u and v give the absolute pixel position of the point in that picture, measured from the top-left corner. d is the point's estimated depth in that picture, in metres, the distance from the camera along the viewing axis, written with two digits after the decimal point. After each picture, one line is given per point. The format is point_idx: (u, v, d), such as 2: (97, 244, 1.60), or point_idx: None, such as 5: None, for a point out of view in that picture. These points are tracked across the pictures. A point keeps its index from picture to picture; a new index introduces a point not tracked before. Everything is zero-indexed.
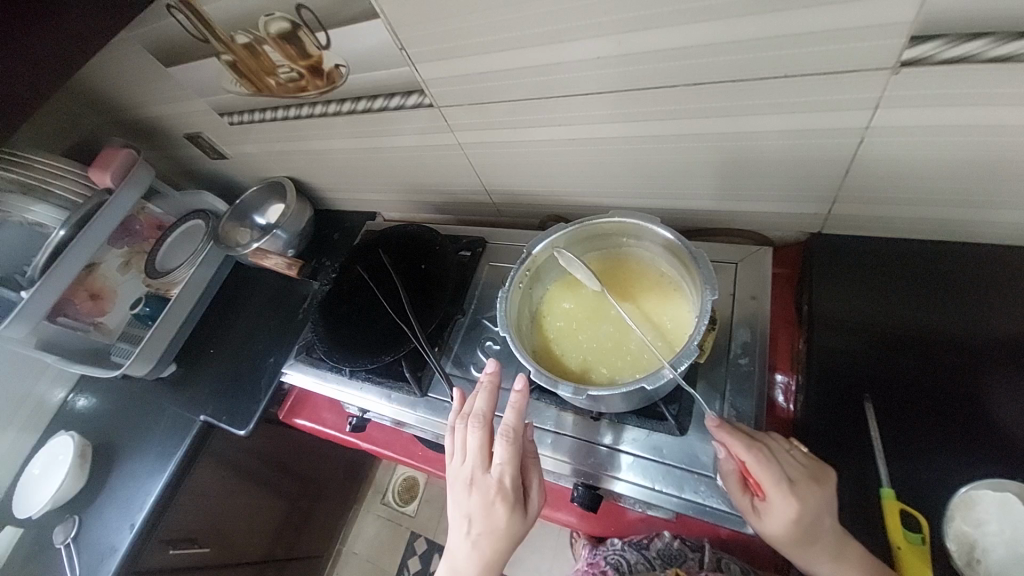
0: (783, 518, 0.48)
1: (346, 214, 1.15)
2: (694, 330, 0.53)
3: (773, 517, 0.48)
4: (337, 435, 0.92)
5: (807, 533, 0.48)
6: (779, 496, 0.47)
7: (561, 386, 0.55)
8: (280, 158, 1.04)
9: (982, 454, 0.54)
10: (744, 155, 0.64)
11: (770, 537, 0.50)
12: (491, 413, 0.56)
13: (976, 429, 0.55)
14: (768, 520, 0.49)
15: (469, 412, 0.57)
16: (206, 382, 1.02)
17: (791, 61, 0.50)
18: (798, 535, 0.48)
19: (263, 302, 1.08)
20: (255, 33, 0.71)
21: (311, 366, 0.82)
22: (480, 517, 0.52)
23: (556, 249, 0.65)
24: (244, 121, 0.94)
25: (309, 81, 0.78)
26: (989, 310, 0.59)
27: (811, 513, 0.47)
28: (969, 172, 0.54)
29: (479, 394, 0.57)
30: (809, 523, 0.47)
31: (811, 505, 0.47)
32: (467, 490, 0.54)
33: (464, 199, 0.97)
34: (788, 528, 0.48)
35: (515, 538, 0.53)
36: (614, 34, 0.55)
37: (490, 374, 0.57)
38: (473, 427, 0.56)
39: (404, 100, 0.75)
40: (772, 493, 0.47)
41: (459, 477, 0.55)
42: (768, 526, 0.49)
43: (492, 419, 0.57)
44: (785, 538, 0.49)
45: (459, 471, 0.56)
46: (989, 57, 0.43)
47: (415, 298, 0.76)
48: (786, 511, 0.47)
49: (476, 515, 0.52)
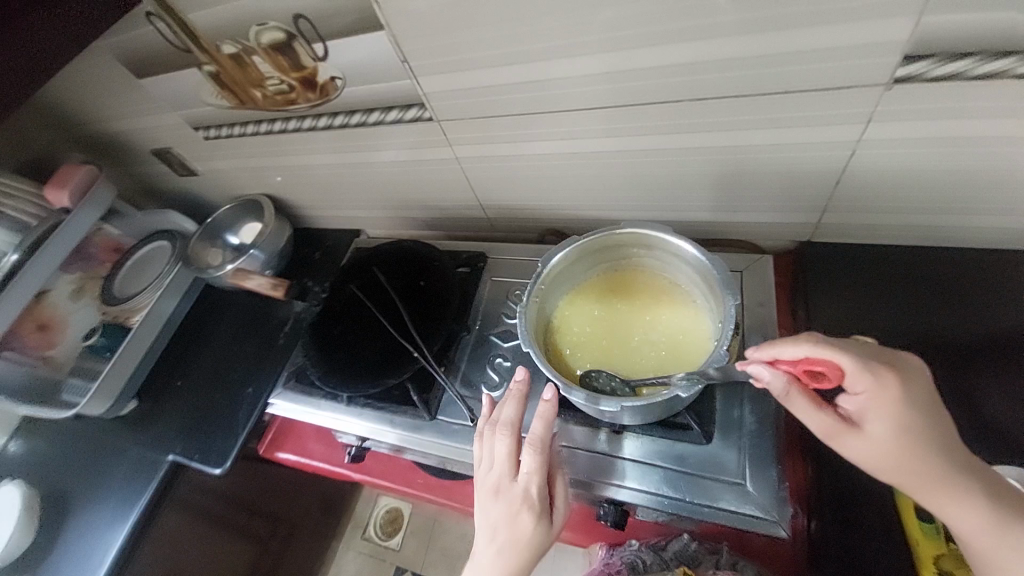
0: (890, 408, 0.44)
1: (327, 232, 1.10)
2: (721, 337, 0.53)
3: (879, 412, 0.44)
4: (325, 467, 0.85)
5: (917, 429, 0.44)
6: (873, 378, 0.44)
7: (574, 390, 0.54)
8: (258, 174, 0.99)
9: (980, 447, 0.57)
10: (744, 167, 0.67)
11: (882, 452, 0.45)
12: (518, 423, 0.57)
13: (978, 427, 0.57)
14: (874, 420, 0.45)
15: (497, 419, 0.58)
16: (175, 418, 0.92)
17: (789, 77, 0.54)
18: (915, 428, 0.44)
19: (240, 326, 1.00)
20: (244, 43, 0.68)
21: (303, 393, 0.76)
22: (506, 526, 0.51)
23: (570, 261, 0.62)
24: (221, 136, 0.89)
25: (301, 93, 0.75)
26: (968, 310, 0.64)
27: (915, 392, 0.44)
28: (949, 181, 0.58)
29: (507, 402, 0.59)
30: (919, 410, 0.44)
31: (912, 385, 0.44)
32: (494, 497, 0.53)
33: (455, 215, 0.95)
34: (897, 424, 0.44)
35: (540, 551, 0.52)
36: (622, 50, 0.57)
37: (520, 382, 0.59)
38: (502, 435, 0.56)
39: (401, 114, 0.74)
40: (868, 376, 0.44)
41: (485, 486, 0.55)
42: (880, 432, 0.45)
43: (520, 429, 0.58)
44: (902, 443, 0.44)
45: (486, 480, 0.55)
46: (974, 74, 0.47)
47: (419, 315, 0.72)
48: (893, 395, 0.44)
49: (500, 524, 0.52)
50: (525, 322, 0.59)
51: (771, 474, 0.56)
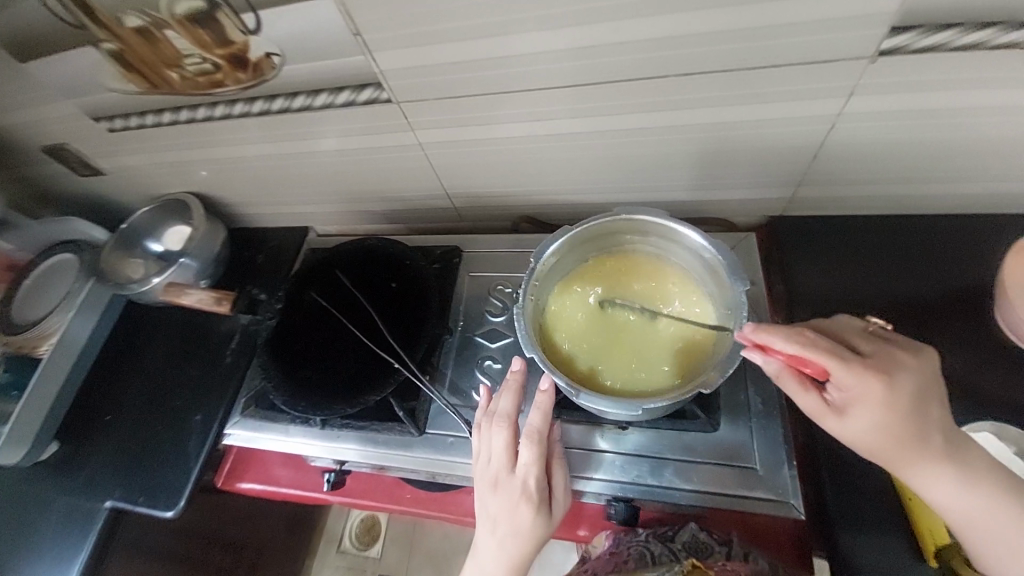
0: (870, 402, 0.45)
1: (269, 232, 0.98)
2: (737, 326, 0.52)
3: (860, 405, 0.45)
4: (298, 494, 0.76)
5: (897, 421, 0.45)
6: (850, 375, 0.45)
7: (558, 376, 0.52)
8: (181, 169, 0.86)
9: (961, 403, 0.59)
10: (726, 144, 0.65)
11: (863, 438, 0.46)
12: (516, 414, 0.54)
13: (957, 386, 0.60)
14: (856, 412, 0.46)
15: (494, 410, 0.56)
16: (110, 457, 0.80)
17: (778, 51, 0.52)
18: (897, 421, 0.45)
19: (177, 344, 0.88)
20: (153, 14, 0.58)
21: (269, 420, 0.68)
22: (506, 517, 0.51)
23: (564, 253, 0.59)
24: (130, 127, 0.76)
25: (229, 74, 0.65)
26: (932, 271, 0.67)
27: (899, 390, 0.45)
28: (915, 153, 0.60)
29: (503, 394, 0.55)
30: (903, 405, 0.45)
31: (896, 382, 0.45)
32: (492, 490, 0.52)
33: (419, 206, 0.87)
34: (877, 419, 0.45)
35: (540, 540, 0.51)
36: (607, 21, 0.52)
37: (516, 373, 0.55)
38: (497, 427, 0.54)
39: (354, 96, 0.65)
40: (850, 372, 0.45)
41: (483, 478, 0.53)
42: (862, 424, 0.46)
43: (518, 420, 0.55)
44: (882, 433, 0.45)
45: (483, 472, 0.53)
46: (954, 46, 0.48)
47: (397, 322, 0.66)
48: (876, 391, 0.44)
49: (499, 516, 0.51)
50: (524, 324, 0.55)
51: (781, 455, 0.56)
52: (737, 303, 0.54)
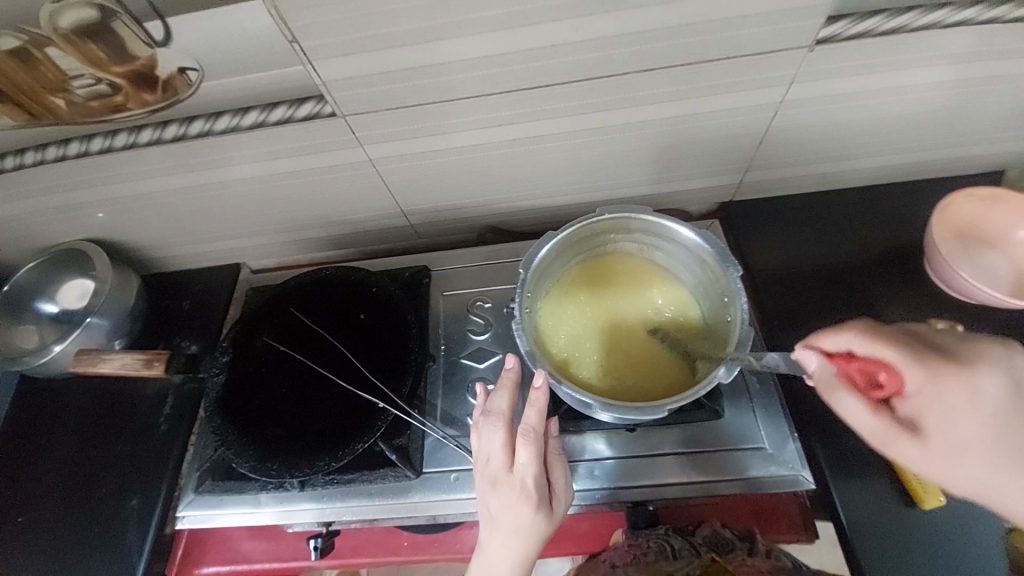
0: (950, 404, 0.42)
1: (194, 274, 0.86)
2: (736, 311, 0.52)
3: (939, 412, 0.43)
4: (273, 568, 0.67)
5: (981, 425, 0.42)
6: (925, 372, 0.43)
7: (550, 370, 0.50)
8: (74, 213, 0.73)
9: None
10: (682, 137, 0.66)
11: (941, 455, 0.43)
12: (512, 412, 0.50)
13: None
14: (935, 425, 0.43)
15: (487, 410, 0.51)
16: (22, 571, 0.65)
17: (731, 42, 0.54)
18: (982, 432, 0.42)
19: (95, 418, 0.73)
20: (32, 31, 0.48)
21: (234, 492, 0.59)
22: (503, 520, 0.47)
23: (554, 256, 0.57)
24: (3, 168, 0.63)
25: (132, 95, 0.55)
26: (867, 237, 0.73)
27: (974, 386, 0.43)
28: (843, 132, 0.66)
29: (498, 391, 0.52)
30: (987, 411, 0.42)
31: (971, 379, 0.43)
32: (489, 490, 0.48)
33: (372, 227, 0.81)
34: (958, 421, 0.42)
35: (542, 540, 0.48)
36: (571, 19, 0.50)
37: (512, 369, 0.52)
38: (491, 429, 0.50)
39: (293, 111, 0.58)
40: (928, 376, 0.43)
41: (480, 480, 0.50)
42: (946, 437, 0.42)
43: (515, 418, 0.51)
44: (960, 447, 0.42)
45: (481, 472, 0.49)
46: (880, 31, 0.53)
47: (375, 356, 0.60)
48: (960, 394, 0.42)
49: (496, 517, 0.47)
50: (527, 339, 0.52)
51: (784, 430, 0.59)
52: (733, 289, 0.54)
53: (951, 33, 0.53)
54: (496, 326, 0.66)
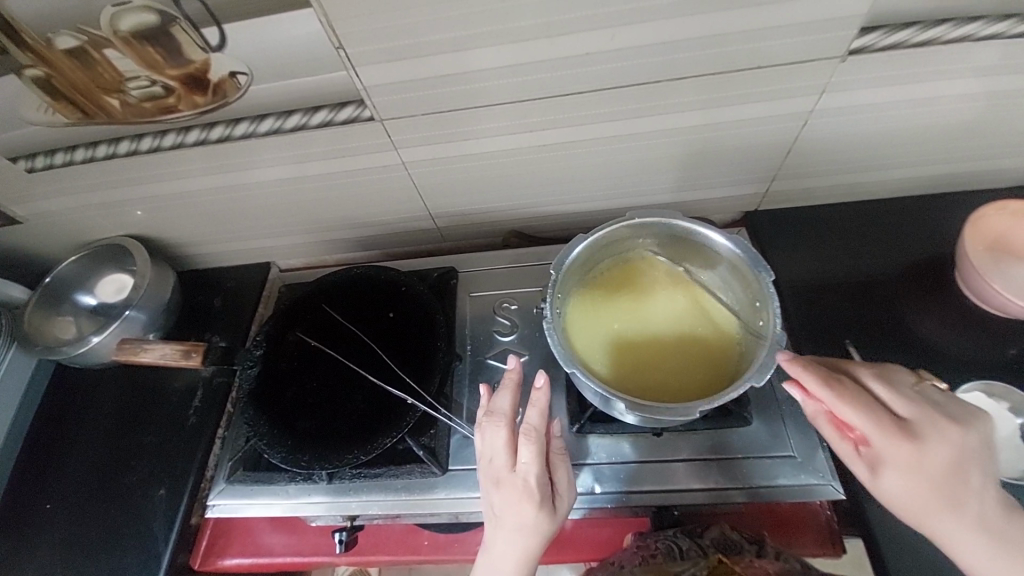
0: (898, 464, 0.44)
1: (225, 272, 0.88)
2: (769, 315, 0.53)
3: (889, 467, 0.45)
4: (292, 561, 0.68)
5: (931, 484, 0.44)
6: (887, 438, 0.44)
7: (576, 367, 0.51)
8: (117, 210, 0.76)
9: (948, 369, 0.64)
10: (708, 145, 0.67)
11: (883, 492, 0.46)
12: (515, 411, 0.50)
13: (939, 354, 0.65)
14: (882, 469, 0.46)
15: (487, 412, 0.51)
16: (51, 554, 0.66)
17: (762, 52, 0.54)
18: (926, 493, 0.44)
19: (127, 407, 0.76)
20: (92, 33, 0.51)
21: (263, 483, 0.61)
22: (508, 519, 0.47)
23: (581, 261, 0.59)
24: (53, 163, 0.66)
25: (184, 97, 0.57)
26: (894, 248, 0.73)
27: (933, 456, 0.44)
28: (872, 142, 0.66)
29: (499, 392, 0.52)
30: (938, 476, 0.44)
31: (931, 450, 0.44)
32: (492, 490, 0.48)
33: (399, 230, 0.83)
34: (907, 479, 0.44)
35: (546, 538, 0.48)
36: (606, 28, 0.52)
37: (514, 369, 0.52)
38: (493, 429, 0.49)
39: (332, 115, 0.60)
40: (884, 439, 0.45)
41: (483, 479, 0.49)
42: (887, 486, 0.46)
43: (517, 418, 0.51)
44: (902, 496, 0.45)
45: (484, 472, 0.49)
46: (913, 43, 0.54)
47: (404, 352, 0.62)
48: (909, 458, 0.44)
49: (500, 516, 0.47)
50: (557, 340, 0.53)
51: (812, 439, 0.58)
52: (764, 293, 0.55)
53: (983, 45, 0.54)
54: (522, 328, 0.67)
